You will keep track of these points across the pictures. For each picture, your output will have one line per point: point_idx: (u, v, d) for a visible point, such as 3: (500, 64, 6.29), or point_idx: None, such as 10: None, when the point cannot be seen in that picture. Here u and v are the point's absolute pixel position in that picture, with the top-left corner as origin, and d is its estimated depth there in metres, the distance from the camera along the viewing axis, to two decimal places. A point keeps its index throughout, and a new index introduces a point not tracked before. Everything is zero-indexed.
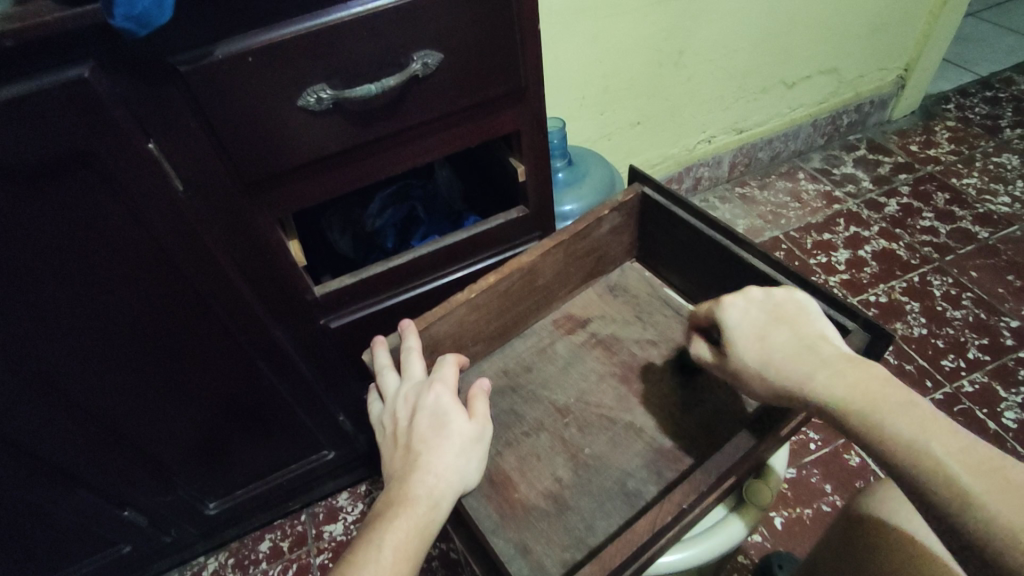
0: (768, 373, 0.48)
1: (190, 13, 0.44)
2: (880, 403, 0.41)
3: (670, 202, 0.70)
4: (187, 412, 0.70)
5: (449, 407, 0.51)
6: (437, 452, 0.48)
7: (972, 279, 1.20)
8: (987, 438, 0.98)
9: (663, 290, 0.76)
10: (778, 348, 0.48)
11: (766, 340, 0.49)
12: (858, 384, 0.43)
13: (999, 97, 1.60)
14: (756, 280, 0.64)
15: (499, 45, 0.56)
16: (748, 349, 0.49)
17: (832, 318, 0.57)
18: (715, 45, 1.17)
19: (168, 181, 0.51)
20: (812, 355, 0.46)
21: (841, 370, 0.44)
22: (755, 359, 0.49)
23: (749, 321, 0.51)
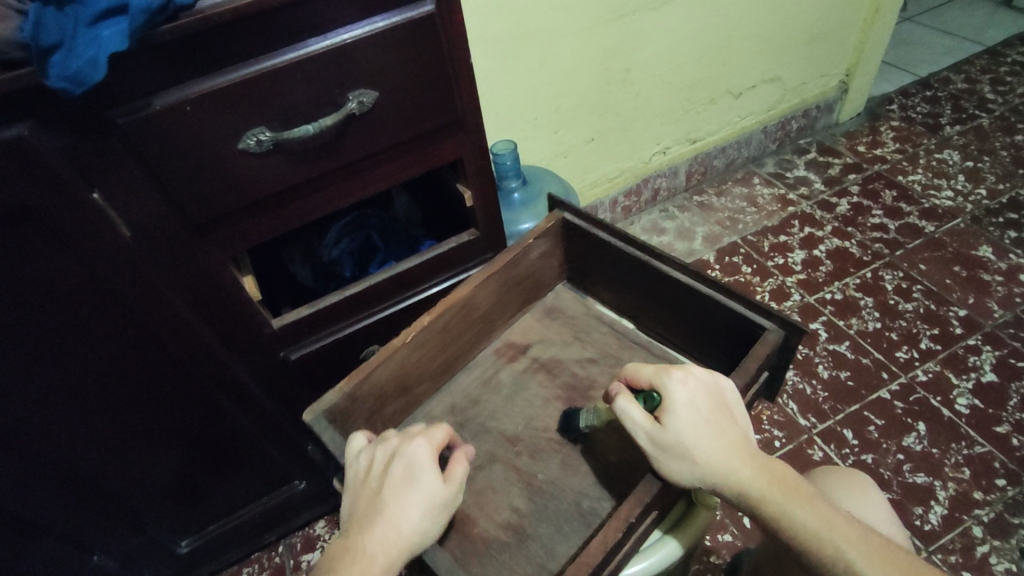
0: (700, 456, 0.50)
1: (127, 69, 0.46)
2: (795, 498, 0.49)
3: (588, 225, 0.73)
4: (152, 453, 0.71)
5: (426, 464, 0.52)
6: (404, 508, 0.50)
7: (921, 272, 1.25)
8: (942, 425, 1.02)
9: (596, 308, 0.80)
10: (717, 435, 0.51)
11: (712, 427, 0.51)
12: (777, 477, 0.50)
13: (938, 96, 1.67)
14: (679, 291, 0.68)
15: (432, 83, 0.59)
16: (693, 437, 0.51)
17: (752, 320, 0.61)
18: (659, 63, 1.21)
19: (114, 229, 0.52)
20: (738, 449, 0.51)
21: (763, 464, 0.50)
22: (693, 439, 0.50)
23: (692, 403, 0.52)
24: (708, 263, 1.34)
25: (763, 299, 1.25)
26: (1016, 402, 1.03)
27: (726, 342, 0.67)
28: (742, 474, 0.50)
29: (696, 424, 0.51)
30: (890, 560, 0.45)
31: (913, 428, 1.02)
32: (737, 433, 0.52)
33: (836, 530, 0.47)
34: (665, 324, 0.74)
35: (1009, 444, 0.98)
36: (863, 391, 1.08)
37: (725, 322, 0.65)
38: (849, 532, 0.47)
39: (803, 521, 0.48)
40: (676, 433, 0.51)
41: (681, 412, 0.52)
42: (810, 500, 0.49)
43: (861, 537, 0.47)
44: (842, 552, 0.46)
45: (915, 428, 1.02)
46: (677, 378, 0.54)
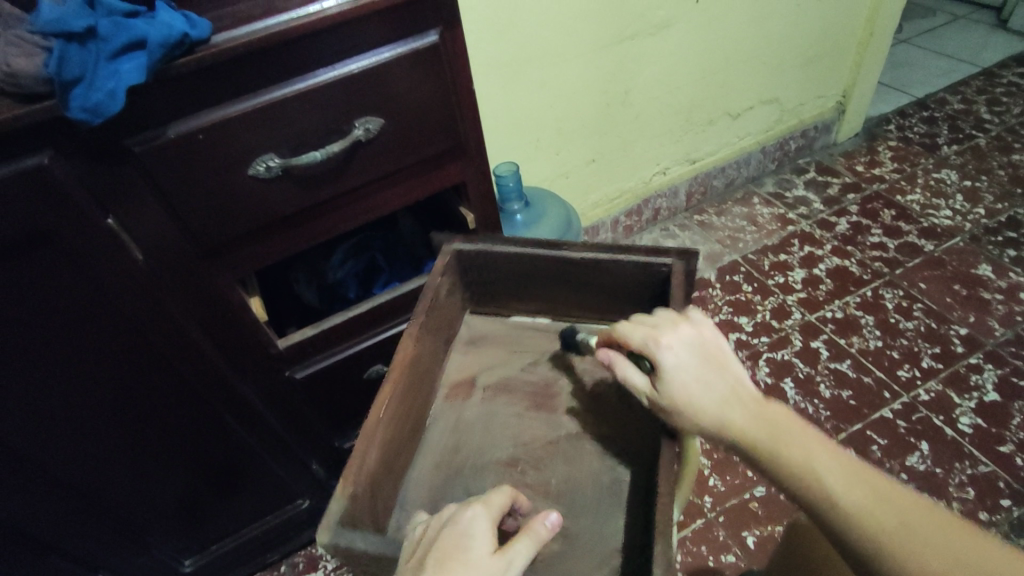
0: (694, 412, 0.50)
1: (143, 101, 0.48)
2: (786, 438, 0.48)
3: (486, 243, 0.70)
4: (158, 471, 0.72)
5: (480, 532, 0.45)
6: (445, 573, 0.42)
7: (921, 291, 1.26)
8: (946, 444, 1.02)
9: (511, 321, 0.76)
10: (709, 390, 0.50)
11: (703, 382, 0.50)
12: (767, 421, 0.49)
13: (935, 116, 1.69)
14: (586, 270, 0.69)
15: (436, 110, 0.61)
16: (683, 396, 0.50)
17: (652, 263, 0.66)
18: (658, 85, 1.24)
19: (127, 253, 0.54)
20: (732, 399, 0.50)
21: (754, 410, 0.49)
22: (685, 398, 0.50)
23: (682, 364, 0.51)
24: (709, 282, 1.36)
25: (764, 317, 1.26)
26: (1020, 421, 1.03)
27: (641, 295, 0.69)
28: (733, 423, 0.49)
29: (686, 382, 0.50)
30: (874, 490, 0.45)
31: (917, 447, 1.02)
32: (731, 382, 0.51)
33: (825, 466, 0.46)
34: (582, 307, 0.73)
35: (1013, 464, 0.98)
36: (866, 410, 1.08)
37: (630, 279, 0.68)
38: (837, 469, 0.46)
39: (791, 461, 0.47)
40: (668, 394, 0.51)
41: (672, 375, 0.51)
42: (802, 440, 0.48)
43: (849, 473, 0.46)
44: (828, 488, 0.45)
45: (918, 447, 1.02)
46: (665, 341, 0.52)
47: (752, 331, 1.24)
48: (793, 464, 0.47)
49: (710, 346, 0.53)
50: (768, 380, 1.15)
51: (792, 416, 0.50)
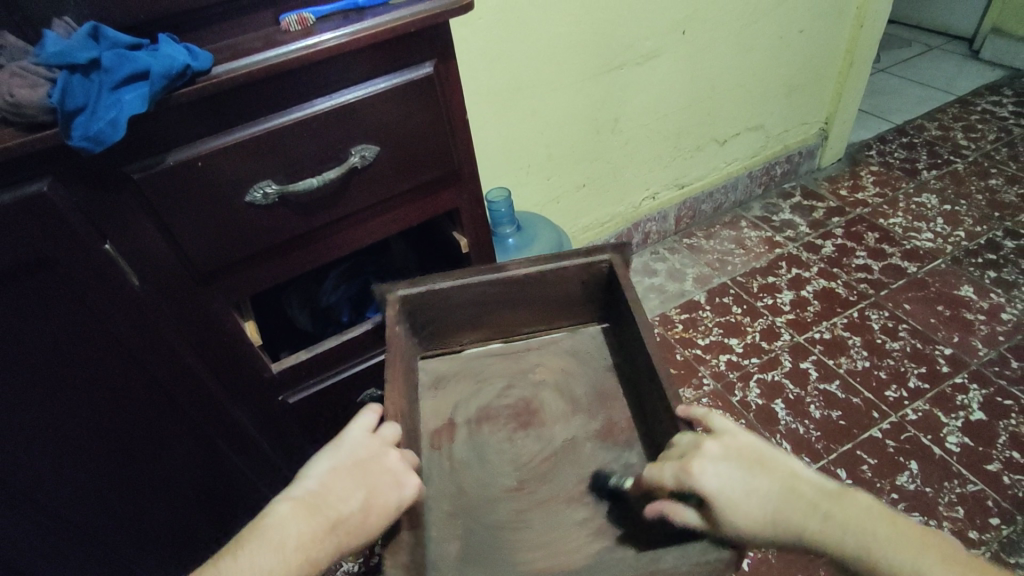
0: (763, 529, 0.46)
1: (144, 130, 0.49)
2: (872, 536, 0.44)
3: (428, 283, 0.71)
4: (147, 498, 0.71)
5: (391, 471, 0.52)
6: (346, 499, 0.48)
7: (906, 312, 1.28)
8: (934, 463, 1.03)
9: (464, 354, 0.77)
10: (769, 500, 0.46)
11: (757, 497, 0.47)
12: (847, 520, 0.45)
13: (913, 142, 1.74)
14: (533, 284, 0.74)
15: (430, 139, 0.62)
16: (744, 517, 0.46)
17: (588, 261, 0.73)
18: (646, 112, 1.27)
19: (123, 277, 0.54)
20: (798, 504, 0.46)
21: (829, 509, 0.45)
22: (747, 518, 0.46)
23: (727, 480, 0.48)
24: (698, 303, 1.37)
25: (754, 339, 1.27)
26: (1006, 440, 1.04)
27: (589, 295, 0.76)
28: (812, 533, 0.45)
29: (739, 502, 0.47)
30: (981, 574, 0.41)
31: (906, 467, 1.03)
32: (788, 480, 0.47)
33: (923, 554, 0.42)
34: (531, 320, 0.78)
35: (1001, 483, 0.99)
36: (855, 430, 1.09)
37: (572, 281, 0.75)
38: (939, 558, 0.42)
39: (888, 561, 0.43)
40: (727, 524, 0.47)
41: (721, 496, 0.47)
42: (892, 533, 0.44)
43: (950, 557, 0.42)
44: None
45: (907, 467, 1.03)
46: (696, 464, 0.49)
47: (742, 353, 1.25)
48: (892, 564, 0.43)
49: (749, 450, 0.50)
50: (759, 402, 1.15)
51: (874, 507, 0.46)
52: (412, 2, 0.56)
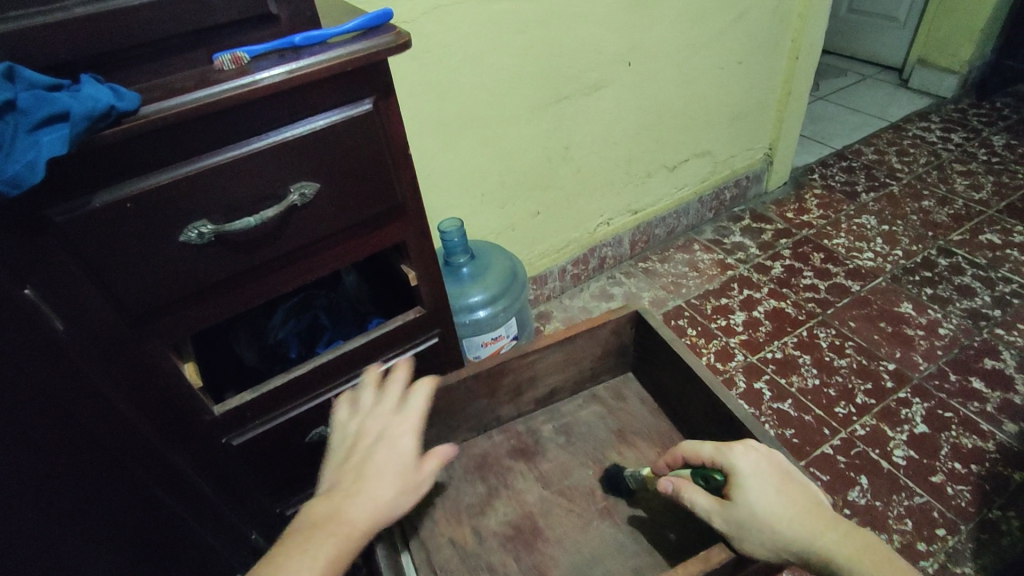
0: (779, 523, 0.54)
1: (68, 171, 0.47)
2: (876, 565, 0.52)
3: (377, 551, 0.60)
4: (77, 552, 0.67)
5: None
6: None
7: (852, 329, 1.33)
8: (883, 477, 1.06)
9: None
10: (793, 504, 0.55)
11: (787, 497, 0.56)
12: (859, 547, 0.53)
13: (853, 166, 1.83)
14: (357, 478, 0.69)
15: (371, 174, 0.62)
16: (765, 505, 0.55)
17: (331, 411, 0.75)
18: (597, 141, 1.30)
19: (46, 323, 0.52)
20: (814, 519, 0.54)
21: (845, 534, 0.53)
22: (769, 511, 0.55)
23: (760, 474, 0.58)
24: None
25: (709, 360, 1.30)
26: (948, 451, 1.08)
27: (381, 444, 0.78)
28: (821, 542, 0.53)
29: (761, 493, 0.56)
30: None
31: (857, 482, 1.05)
32: (815, 503, 0.56)
33: None
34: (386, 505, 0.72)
35: (946, 494, 1.02)
36: (808, 447, 1.11)
37: None
38: None
39: None
40: (746, 506, 0.56)
41: (751, 481, 0.57)
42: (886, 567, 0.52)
43: None
44: None
45: (858, 481, 1.05)
46: (739, 451, 0.60)
47: None
48: None
49: (785, 466, 0.59)
50: None
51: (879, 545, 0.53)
52: (351, 40, 0.57)
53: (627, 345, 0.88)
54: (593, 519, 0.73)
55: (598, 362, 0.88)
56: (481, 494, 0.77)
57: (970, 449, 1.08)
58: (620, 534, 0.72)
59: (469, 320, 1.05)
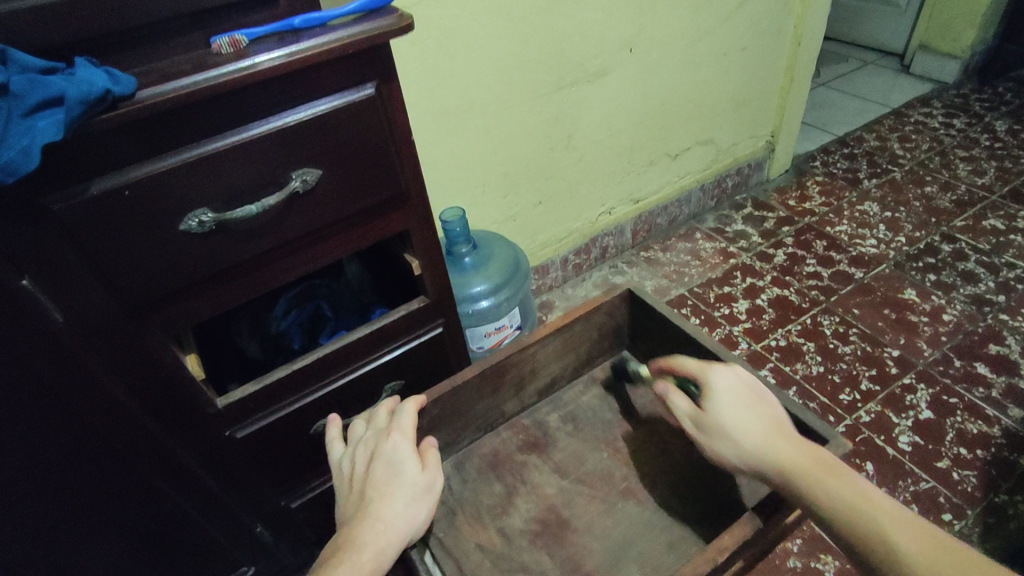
0: (738, 431, 0.60)
1: (64, 158, 0.46)
2: (829, 475, 0.55)
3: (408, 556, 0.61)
4: (81, 547, 0.67)
5: None
6: None
7: (856, 316, 1.32)
8: (889, 463, 1.05)
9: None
10: (755, 417, 0.60)
11: (752, 413, 0.61)
12: (815, 457, 0.56)
13: (855, 153, 1.82)
14: None
15: (374, 161, 0.61)
16: (728, 415, 0.61)
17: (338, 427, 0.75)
18: (598, 129, 1.28)
19: (46, 314, 0.51)
20: (774, 432, 0.59)
21: (803, 446, 0.57)
22: (730, 421, 0.61)
23: (731, 390, 0.63)
24: None
25: None
26: (953, 437, 1.08)
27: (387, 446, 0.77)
28: (776, 448, 0.57)
29: (732, 405, 0.62)
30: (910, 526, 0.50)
31: (863, 469, 1.05)
32: (781, 420, 0.60)
33: (867, 500, 0.52)
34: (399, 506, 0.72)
35: (952, 479, 1.02)
36: None
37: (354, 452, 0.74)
38: (879, 509, 0.52)
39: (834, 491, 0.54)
40: (713, 413, 0.62)
41: (719, 393, 0.63)
42: (841, 477, 0.54)
43: (890, 511, 0.51)
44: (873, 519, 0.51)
45: (864, 468, 1.05)
46: (716, 369, 0.65)
47: None
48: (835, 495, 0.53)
49: (759, 387, 0.64)
50: None
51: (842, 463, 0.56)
52: (351, 22, 0.55)
53: (621, 325, 0.88)
54: (616, 503, 0.74)
55: (594, 344, 0.88)
56: (501, 493, 0.77)
57: (976, 434, 1.08)
58: (632, 524, 0.72)
59: (473, 309, 1.04)
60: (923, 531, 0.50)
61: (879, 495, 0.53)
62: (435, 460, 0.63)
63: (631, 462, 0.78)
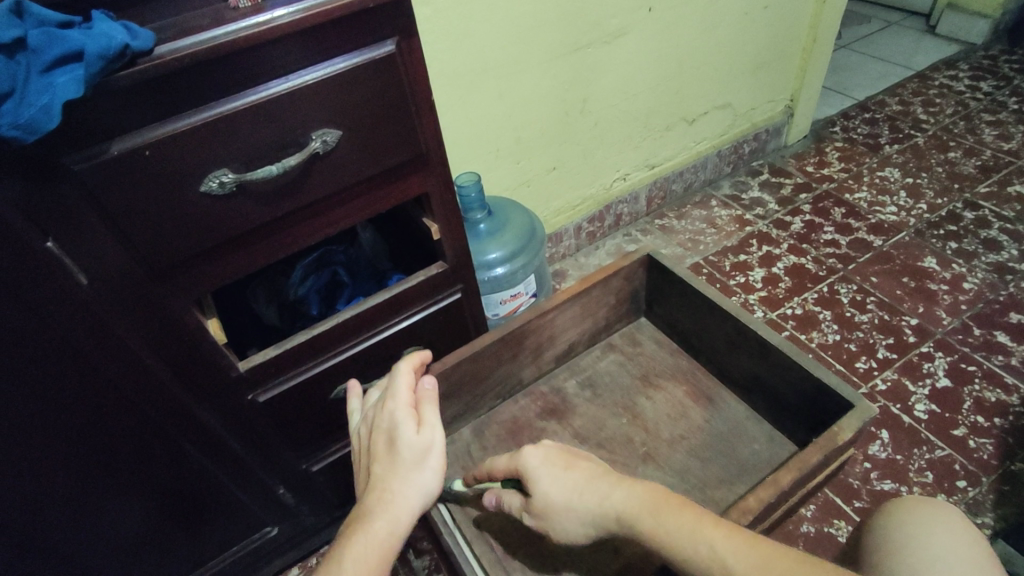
0: (572, 508, 0.56)
1: (83, 116, 0.45)
2: (656, 510, 0.51)
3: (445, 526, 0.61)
4: (108, 506, 0.68)
5: None
6: None
7: (873, 285, 1.30)
8: (904, 431, 1.05)
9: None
10: (578, 489, 0.56)
11: (571, 485, 0.57)
12: (637, 502, 0.53)
13: (876, 118, 1.77)
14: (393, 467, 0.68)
15: (394, 121, 0.59)
16: (558, 497, 0.57)
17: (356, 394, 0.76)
18: (615, 93, 1.25)
19: (70, 276, 0.51)
20: (597, 496, 0.55)
21: (625, 494, 0.54)
22: (562, 500, 0.56)
23: (546, 466, 0.59)
24: None
25: None
26: (970, 405, 1.07)
27: None
28: (609, 509, 0.54)
29: (551, 479, 0.58)
30: (761, 552, 0.46)
31: (878, 436, 1.05)
32: (598, 477, 0.57)
33: (709, 533, 0.48)
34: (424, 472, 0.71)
35: (967, 447, 1.02)
36: None
37: None
38: (719, 539, 0.48)
39: (662, 531, 0.50)
40: (542, 496, 0.57)
41: (541, 477, 0.58)
42: (676, 510, 0.51)
43: (728, 538, 0.47)
44: (714, 553, 0.47)
45: (879, 436, 1.05)
46: (525, 449, 0.61)
47: None
48: (667, 534, 0.50)
49: (570, 453, 0.61)
50: None
51: (675, 496, 0.52)
52: None
53: (641, 288, 0.88)
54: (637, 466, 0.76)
55: (613, 310, 0.88)
56: None
57: (993, 403, 1.07)
58: None
59: (489, 276, 1.03)
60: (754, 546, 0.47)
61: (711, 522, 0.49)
62: (435, 415, 0.61)
63: (652, 425, 0.80)
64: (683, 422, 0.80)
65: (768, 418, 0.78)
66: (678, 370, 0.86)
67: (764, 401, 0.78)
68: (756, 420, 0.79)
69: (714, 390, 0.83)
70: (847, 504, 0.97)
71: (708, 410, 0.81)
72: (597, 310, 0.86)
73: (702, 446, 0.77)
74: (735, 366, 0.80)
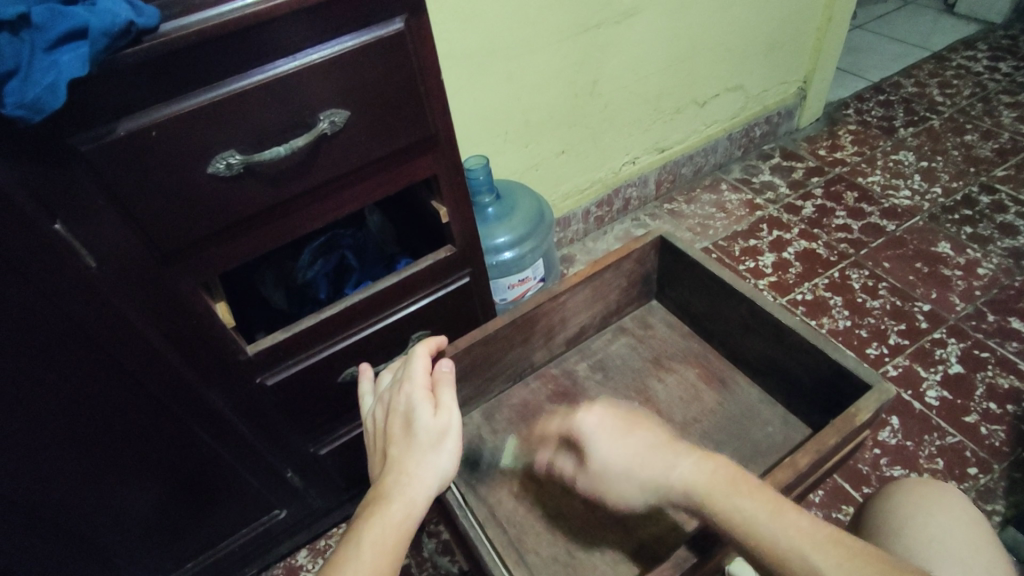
0: (631, 473, 0.59)
1: (87, 96, 0.44)
2: (725, 489, 0.53)
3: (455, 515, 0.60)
4: (121, 487, 0.68)
5: None
6: None
7: (886, 270, 1.29)
8: (915, 417, 1.04)
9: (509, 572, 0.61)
10: (638, 453, 0.59)
11: (631, 446, 0.60)
12: (706, 477, 0.55)
13: (891, 100, 1.74)
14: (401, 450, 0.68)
15: (403, 101, 0.58)
16: (617, 462, 0.60)
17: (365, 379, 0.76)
18: (625, 75, 1.23)
19: (78, 258, 0.51)
20: (661, 462, 0.58)
21: (693, 465, 0.56)
22: (622, 466, 0.59)
23: (604, 428, 0.62)
24: None
25: None
26: (982, 392, 1.06)
27: None
28: (673, 478, 0.56)
29: (612, 443, 0.61)
30: (836, 543, 0.48)
31: (888, 423, 1.04)
32: (661, 440, 0.60)
33: (779, 517, 0.50)
34: None
35: (979, 434, 1.01)
36: None
37: None
38: (789, 524, 0.50)
39: (732, 511, 0.52)
40: (598, 461, 0.61)
41: (598, 441, 0.61)
42: (744, 491, 0.53)
43: (802, 526, 0.50)
44: (790, 543, 0.49)
45: (889, 422, 1.04)
46: (585, 411, 0.64)
47: None
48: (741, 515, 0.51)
49: (637, 413, 0.64)
50: None
51: (737, 474, 0.54)
52: None
53: (651, 272, 0.87)
54: None
55: (623, 294, 0.87)
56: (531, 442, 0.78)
57: (1006, 389, 1.06)
58: None
59: (497, 261, 1.03)
60: (832, 538, 0.49)
61: (789, 508, 0.51)
62: (450, 399, 0.60)
63: (662, 409, 0.79)
64: (693, 407, 0.79)
65: (780, 403, 0.78)
66: (689, 354, 0.85)
67: (776, 386, 0.77)
68: (768, 404, 0.78)
69: (725, 374, 0.82)
70: (856, 490, 0.97)
71: (719, 394, 0.80)
72: (607, 294, 0.85)
73: (713, 430, 0.77)
74: (747, 350, 0.79)
